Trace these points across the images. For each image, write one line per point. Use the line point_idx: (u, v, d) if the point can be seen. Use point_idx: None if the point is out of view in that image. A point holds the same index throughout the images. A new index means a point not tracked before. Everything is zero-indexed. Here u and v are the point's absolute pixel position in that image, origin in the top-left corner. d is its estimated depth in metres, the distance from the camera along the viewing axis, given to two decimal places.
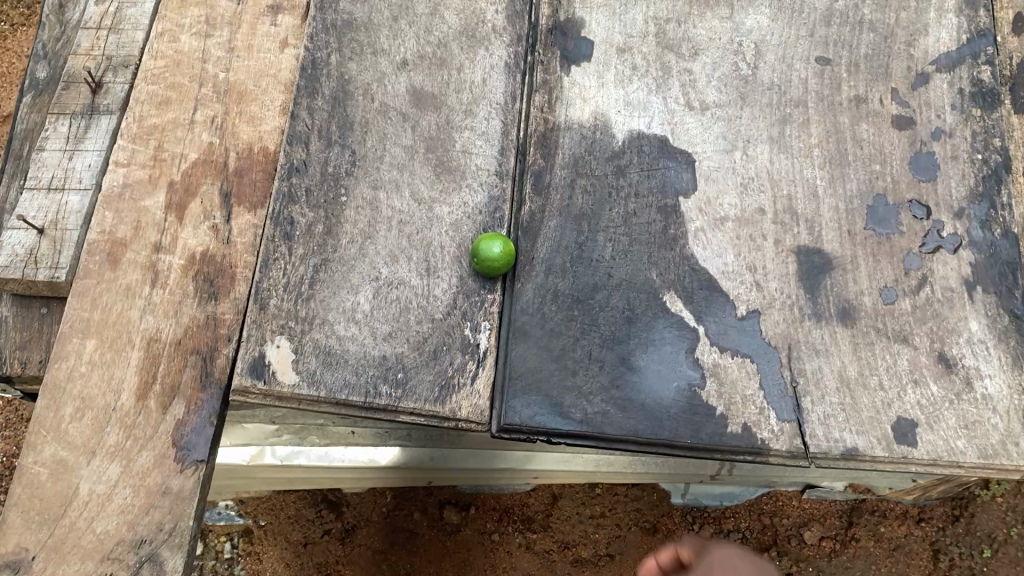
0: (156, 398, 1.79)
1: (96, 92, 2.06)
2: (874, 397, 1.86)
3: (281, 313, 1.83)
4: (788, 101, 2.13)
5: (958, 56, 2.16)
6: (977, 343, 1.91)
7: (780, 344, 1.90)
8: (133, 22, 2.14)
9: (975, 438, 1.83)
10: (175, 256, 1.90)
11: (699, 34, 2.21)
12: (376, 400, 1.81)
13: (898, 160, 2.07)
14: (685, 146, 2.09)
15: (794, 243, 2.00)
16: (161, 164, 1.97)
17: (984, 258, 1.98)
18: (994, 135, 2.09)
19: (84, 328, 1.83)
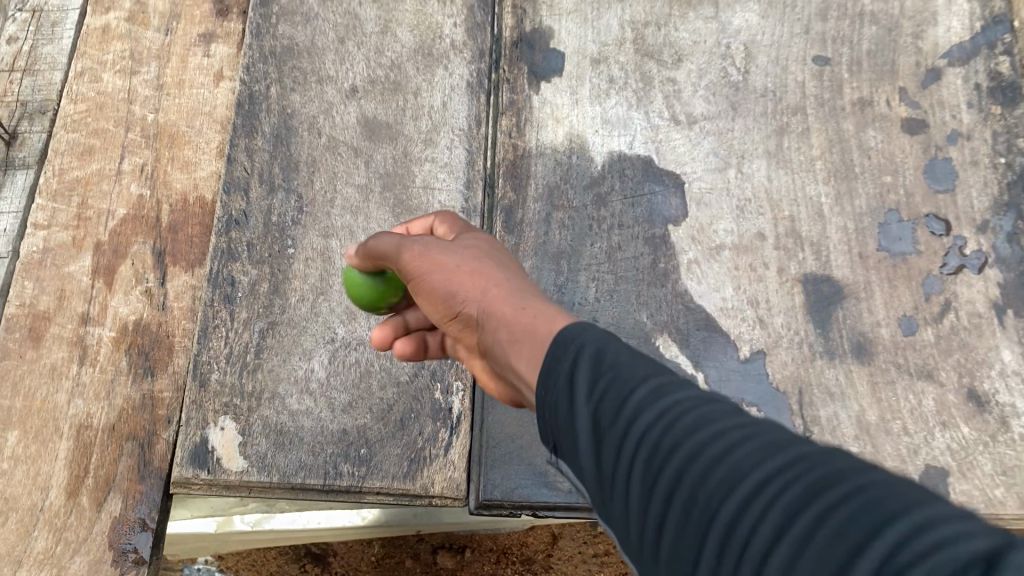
0: (89, 494, 1.59)
1: (10, 144, 1.84)
2: (898, 444, 1.66)
3: (224, 389, 1.63)
4: (785, 109, 1.90)
5: (972, 46, 1.93)
6: (1011, 376, 1.70)
7: (789, 388, 1.70)
8: (50, 61, 1.92)
9: (1014, 486, 1.62)
10: (104, 327, 1.69)
11: (681, 38, 1.98)
12: (336, 482, 1.60)
13: (911, 169, 1.85)
14: (672, 166, 1.86)
15: (799, 271, 1.77)
16: (86, 223, 1.76)
17: (1014, 276, 1.76)
18: (1019, 134, 1.85)
19: (6, 417, 1.62)
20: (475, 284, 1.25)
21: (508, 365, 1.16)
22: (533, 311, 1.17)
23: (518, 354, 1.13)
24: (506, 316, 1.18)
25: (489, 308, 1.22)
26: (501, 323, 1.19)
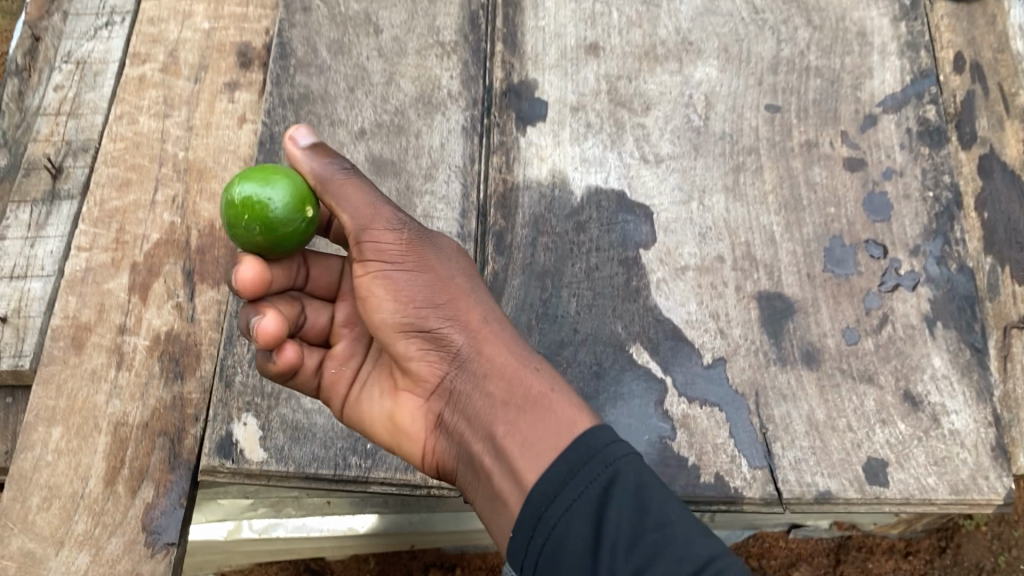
0: (125, 483, 1.77)
1: (56, 178, 2.09)
2: (843, 438, 1.87)
3: (246, 389, 1.83)
4: (741, 150, 2.16)
5: (903, 96, 2.21)
6: (941, 379, 1.93)
7: (747, 391, 1.92)
8: (92, 107, 2.18)
9: (945, 474, 1.84)
10: (139, 336, 1.90)
11: (650, 88, 2.25)
12: (345, 472, 1.79)
13: (852, 201, 2.10)
14: (643, 199, 2.11)
15: (754, 288, 2.01)
16: (123, 246, 1.98)
17: (942, 294, 2.01)
18: (944, 172, 2.12)
19: (50, 415, 1.82)
20: (467, 312, 1.59)
21: (501, 433, 1.49)
22: (532, 382, 1.52)
23: (522, 428, 1.47)
24: (508, 382, 1.54)
25: (489, 370, 1.56)
26: (503, 391, 1.53)
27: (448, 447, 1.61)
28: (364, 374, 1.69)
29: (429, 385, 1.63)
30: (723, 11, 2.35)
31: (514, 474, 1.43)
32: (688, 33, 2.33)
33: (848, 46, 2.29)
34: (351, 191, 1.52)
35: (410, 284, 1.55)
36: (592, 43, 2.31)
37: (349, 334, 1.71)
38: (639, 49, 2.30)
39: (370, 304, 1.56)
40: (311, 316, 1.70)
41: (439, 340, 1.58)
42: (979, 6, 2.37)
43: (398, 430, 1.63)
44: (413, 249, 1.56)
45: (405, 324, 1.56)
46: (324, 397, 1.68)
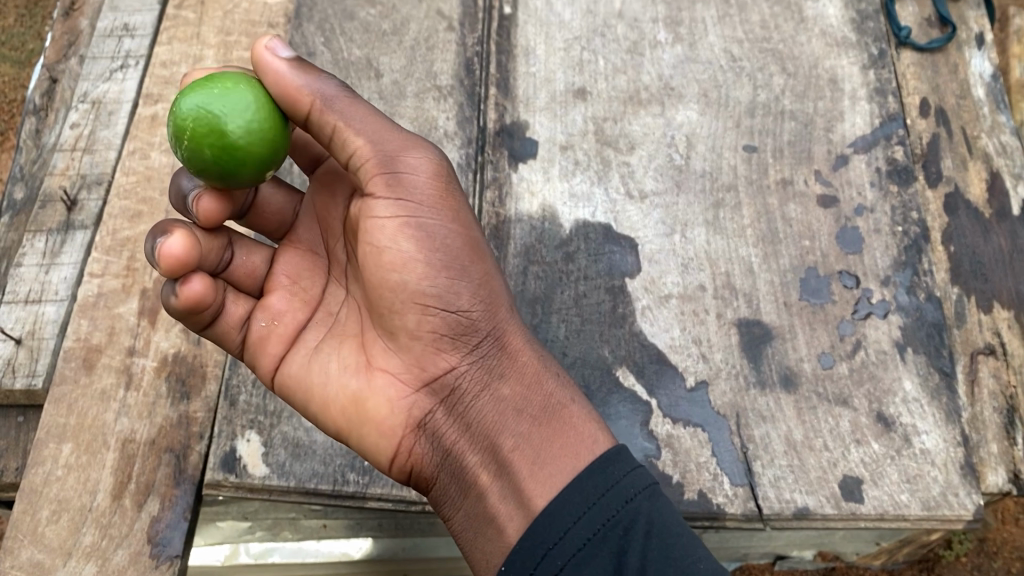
0: (131, 497, 1.84)
1: (71, 209, 2.20)
2: (820, 457, 1.95)
3: (250, 407, 1.92)
4: (720, 187, 2.29)
5: (873, 138, 2.35)
6: (912, 402, 2.01)
7: (728, 412, 2.00)
8: (106, 143, 2.30)
9: (917, 492, 1.91)
10: (148, 358, 1.99)
11: (634, 130, 2.38)
12: (343, 487, 1.85)
13: (825, 235, 2.22)
14: (628, 231, 2.23)
15: (734, 316, 2.12)
16: (133, 272, 2.08)
17: (912, 321, 2.11)
18: (912, 209, 2.24)
19: (61, 432, 1.89)
20: (498, 304, 1.65)
21: (508, 447, 1.54)
22: (551, 393, 1.60)
23: (534, 443, 1.53)
24: (525, 390, 1.61)
25: (505, 373, 1.63)
26: (518, 399, 1.60)
27: (430, 445, 1.60)
28: (314, 341, 1.67)
29: (427, 373, 1.62)
30: (703, 59, 2.50)
31: (521, 488, 1.48)
32: (670, 79, 2.47)
33: (821, 92, 2.43)
34: (376, 122, 1.55)
35: (444, 247, 1.58)
36: (580, 88, 2.45)
37: (287, 287, 1.72)
38: (624, 93, 2.44)
39: (387, 255, 1.55)
40: (243, 262, 1.72)
41: (465, 324, 1.61)
42: (941, 57, 2.53)
43: (372, 411, 1.60)
44: (453, 213, 1.61)
45: (431, 292, 1.56)
46: (258, 351, 1.68)
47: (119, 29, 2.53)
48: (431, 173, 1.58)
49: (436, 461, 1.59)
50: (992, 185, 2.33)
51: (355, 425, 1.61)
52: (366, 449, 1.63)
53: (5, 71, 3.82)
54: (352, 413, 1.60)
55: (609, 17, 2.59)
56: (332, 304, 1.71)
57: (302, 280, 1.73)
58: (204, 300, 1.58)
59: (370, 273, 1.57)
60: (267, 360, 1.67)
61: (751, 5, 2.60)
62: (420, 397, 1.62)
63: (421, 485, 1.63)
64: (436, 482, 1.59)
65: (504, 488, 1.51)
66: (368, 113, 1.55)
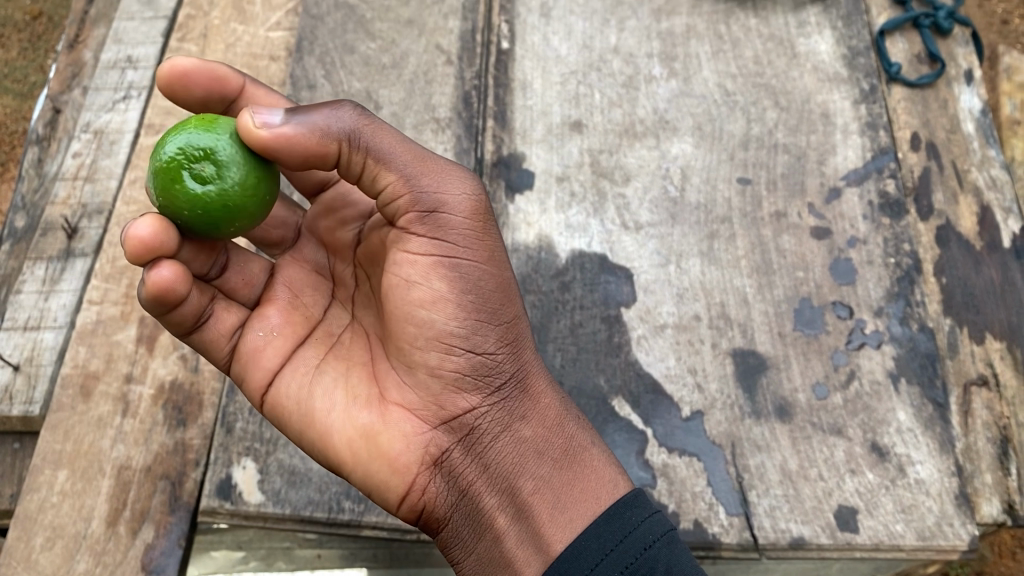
0: (126, 524, 1.83)
1: (71, 237, 2.22)
2: (815, 487, 1.95)
3: (246, 435, 1.92)
4: (715, 218, 2.32)
5: (865, 171, 2.38)
6: (906, 432, 2.02)
7: (723, 442, 2.01)
8: (107, 172, 2.32)
9: (912, 522, 1.91)
10: (145, 385, 2.00)
11: (630, 162, 2.42)
12: (339, 515, 1.84)
13: (819, 266, 2.24)
14: (623, 261, 2.25)
15: (729, 345, 2.13)
16: (132, 300, 2.10)
17: (905, 352, 2.12)
18: (904, 241, 2.26)
19: (57, 459, 1.89)
20: (523, 347, 1.60)
21: (528, 490, 1.49)
22: (571, 435, 1.57)
23: (555, 486, 1.50)
24: (546, 433, 1.56)
25: (526, 414, 1.58)
26: (539, 441, 1.55)
27: (444, 485, 1.50)
28: (317, 365, 1.56)
29: (447, 409, 1.53)
30: (697, 94, 2.54)
31: (540, 533, 1.44)
32: (664, 112, 2.51)
33: (813, 126, 2.47)
34: (411, 153, 1.45)
35: (477, 287, 1.51)
36: (577, 121, 2.48)
37: (287, 301, 1.62)
38: (620, 126, 2.48)
39: (417, 293, 1.47)
40: (238, 272, 1.64)
41: (492, 364, 1.54)
42: (931, 92, 2.57)
43: (387, 445, 1.48)
44: (488, 251, 1.52)
45: (460, 331, 1.49)
46: (250, 365, 1.54)
47: (122, 60, 2.56)
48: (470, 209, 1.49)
49: (450, 502, 1.50)
50: (983, 218, 2.36)
51: (365, 460, 1.48)
52: (371, 485, 1.50)
53: (7, 103, 3.86)
54: (362, 447, 1.48)
55: (605, 53, 2.63)
56: (334, 325, 1.63)
57: (302, 296, 1.64)
58: (173, 290, 1.42)
59: (395, 307, 1.49)
60: (259, 375, 1.54)
61: (744, 41, 2.65)
62: (436, 433, 1.52)
63: (426, 525, 1.53)
64: (446, 523, 1.51)
65: (522, 531, 1.45)
66: (401, 143, 1.45)
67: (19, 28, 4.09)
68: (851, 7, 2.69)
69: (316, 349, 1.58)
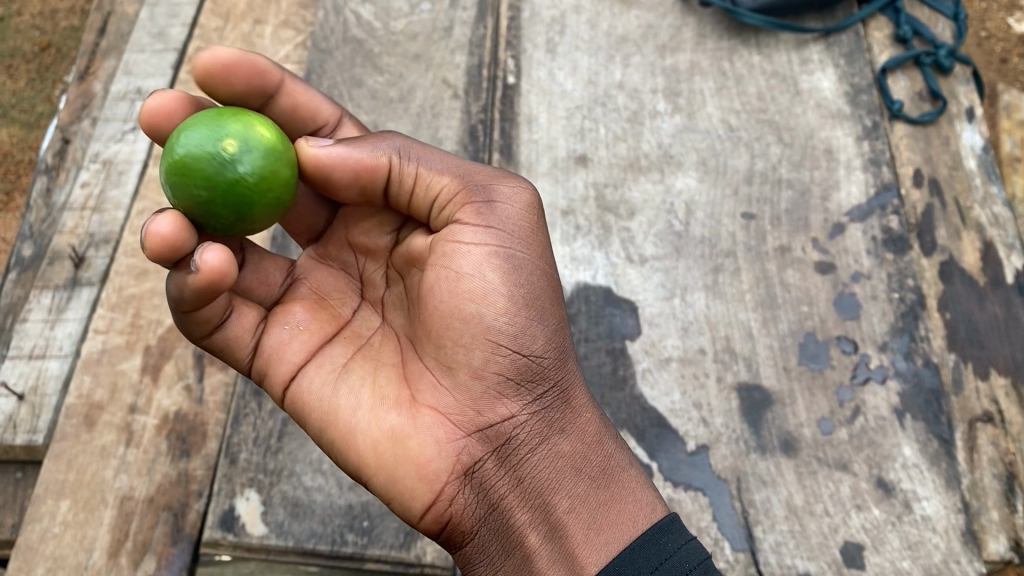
0: (128, 555, 1.82)
1: (78, 266, 2.23)
2: (821, 523, 1.94)
3: (250, 466, 1.92)
4: (719, 252, 2.33)
5: (868, 207, 2.39)
6: (912, 467, 2.01)
7: (729, 476, 2.01)
8: (115, 202, 2.34)
9: (918, 558, 1.90)
10: (149, 415, 1.99)
11: (634, 196, 2.43)
12: (342, 548, 1.82)
13: (823, 300, 2.25)
14: (628, 294, 2.26)
15: (734, 379, 2.13)
16: (138, 329, 2.10)
17: (910, 387, 2.11)
18: (908, 275, 2.27)
19: (59, 489, 1.88)
20: (567, 359, 1.57)
21: (562, 509, 1.45)
22: (610, 454, 1.52)
23: (590, 506, 1.45)
24: (585, 449, 1.52)
25: (566, 428, 1.53)
26: (577, 457, 1.51)
27: (474, 497, 1.45)
28: (346, 365, 1.52)
29: (484, 416, 1.49)
30: (701, 129, 2.57)
31: (573, 553, 1.40)
32: (669, 147, 2.53)
33: (817, 161, 2.49)
34: (459, 164, 1.54)
35: (527, 290, 1.50)
36: (582, 155, 2.50)
37: (313, 300, 1.60)
38: (625, 160, 2.50)
39: (467, 288, 1.46)
40: (254, 272, 1.61)
41: (535, 371, 1.51)
42: (933, 130, 2.59)
43: (416, 449, 1.43)
44: (539, 256, 1.54)
45: (506, 332, 1.47)
46: (272, 364, 1.50)
47: (132, 92, 2.59)
48: (521, 212, 1.53)
49: (478, 516, 1.45)
50: (986, 253, 2.37)
51: (393, 466, 1.42)
52: (395, 493, 1.44)
53: (13, 133, 3.89)
54: (391, 451, 1.43)
55: (610, 88, 2.66)
56: (362, 327, 1.60)
57: (329, 298, 1.62)
58: (224, 276, 1.34)
59: (438, 304, 1.47)
60: (283, 368, 1.50)
61: (748, 78, 2.68)
62: (470, 441, 1.47)
63: (448, 540, 1.47)
64: (472, 538, 1.46)
65: (555, 550, 1.41)
66: (451, 159, 1.54)
67: (27, 59, 4.13)
68: (854, 45, 2.72)
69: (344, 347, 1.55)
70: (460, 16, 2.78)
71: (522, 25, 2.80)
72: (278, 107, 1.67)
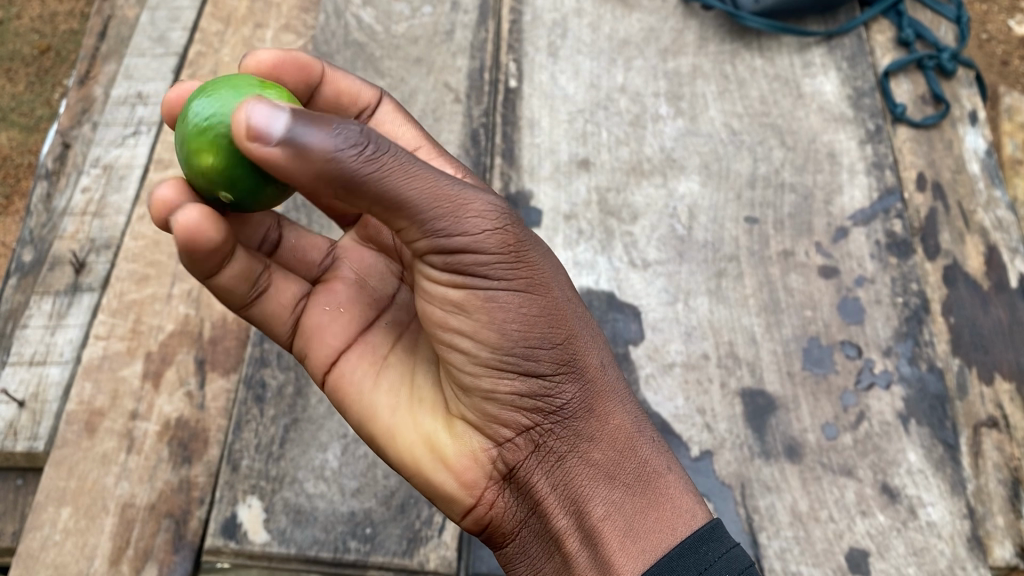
0: (130, 563, 1.81)
1: (79, 272, 2.22)
2: (826, 529, 1.93)
3: (252, 472, 1.90)
4: (722, 257, 2.32)
5: (871, 211, 2.38)
6: (917, 473, 2.00)
7: (732, 482, 2.00)
8: (116, 208, 2.33)
9: (924, 564, 1.89)
10: (150, 422, 1.98)
11: (637, 200, 2.42)
12: (345, 555, 1.81)
13: (827, 305, 2.24)
14: (631, 299, 2.25)
15: (738, 385, 2.12)
16: (139, 335, 2.09)
17: (915, 392, 2.11)
18: (912, 280, 2.26)
19: (60, 496, 1.87)
20: (589, 366, 1.45)
21: (597, 517, 1.39)
22: (646, 459, 1.45)
23: (626, 515, 1.39)
24: (617, 454, 1.44)
25: (595, 435, 1.45)
26: (610, 465, 1.43)
27: (513, 500, 1.46)
28: (391, 349, 1.54)
29: (507, 429, 1.43)
30: (703, 132, 2.56)
31: (608, 563, 1.34)
32: (671, 151, 2.52)
33: (820, 165, 2.49)
34: (427, 193, 1.18)
35: (522, 319, 1.33)
36: (584, 159, 2.49)
37: (353, 281, 1.60)
38: (627, 165, 2.49)
39: (455, 325, 1.33)
40: (293, 250, 1.63)
41: (549, 390, 1.40)
42: (937, 133, 2.58)
43: (450, 457, 1.44)
44: (530, 277, 1.32)
45: (507, 361, 1.35)
46: (313, 341, 1.54)
47: (133, 97, 2.58)
48: (499, 242, 1.26)
49: (518, 518, 1.46)
50: (990, 257, 2.37)
51: (431, 471, 1.44)
52: (437, 495, 1.47)
53: (12, 136, 3.87)
54: (428, 458, 1.44)
55: (612, 92, 2.66)
56: (402, 311, 1.60)
57: (369, 277, 1.62)
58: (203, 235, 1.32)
59: (438, 331, 1.37)
60: (324, 351, 1.53)
61: (750, 81, 2.68)
62: (500, 450, 1.44)
63: (493, 539, 1.50)
64: (514, 538, 1.47)
65: (589, 561, 1.37)
66: (412, 176, 1.17)
67: (27, 62, 4.12)
68: (856, 48, 2.71)
69: (382, 330, 1.56)
70: (461, 19, 2.77)
71: (524, 28, 2.80)
72: (320, 99, 1.66)
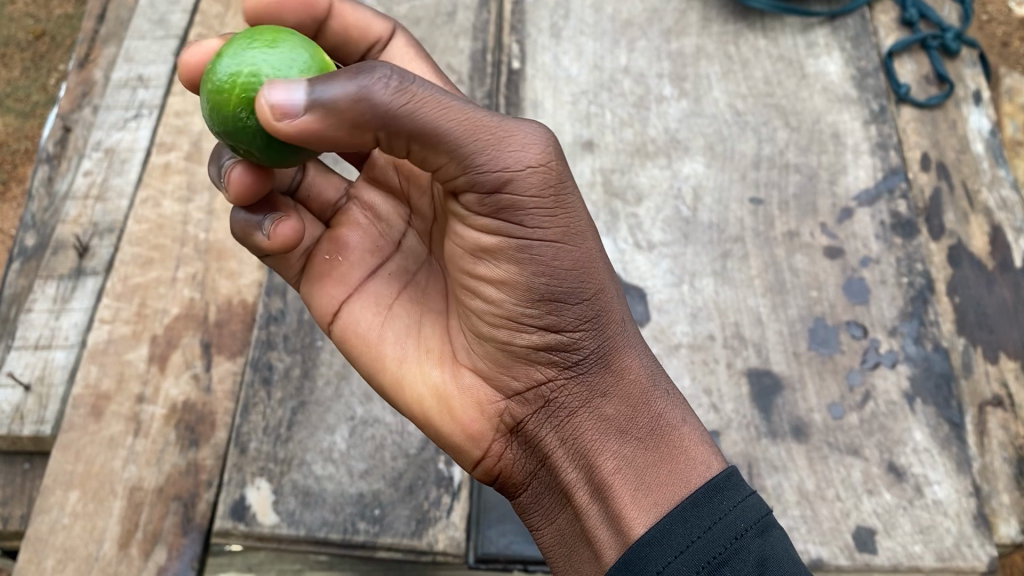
0: (138, 546, 1.81)
1: (83, 256, 2.21)
2: (832, 507, 1.93)
3: (260, 455, 1.89)
4: (727, 238, 2.32)
5: (876, 191, 2.38)
6: (922, 452, 2.01)
7: (740, 461, 1.99)
8: (119, 191, 2.32)
9: (931, 542, 1.89)
10: (157, 405, 1.97)
11: (641, 182, 2.42)
12: (354, 536, 1.81)
13: (832, 285, 2.24)
14: (637, 281, 2.25)
15: (744, 365, 2.12)
16: (144, 319, 2.09)
17: (920, 371, 2.11)
18: (916, 260, 2.26)
19: (68, 480, 1.87)
20: (611, 319, 1.42)
21: (607, 470, 1.34)
22: (658, 413, 1.39)
23: (637, 466, 1.34)
24: (630, 409, 1.39)
25: (608, 391, 1.41)
26: (621, 419, 1.39)
27: (521, 452, 1.45)
28: (399, 298, 1.53)
29: (519, 381, 1.44)
30: (708, 113, 2.56)
31: (618, 518, 1.28)
32: (676, 132, 2.52)
33: (824, 145, 2.48)
34: (472, 121, 1.18)
35: (551, 268, 1.32)
36: (588, 140, 2.49)
37: (362, 226, 1.57)
38: (632, 146, 2.49)
39: (488, 270, 1.35)
40: (310, 189, 1.61)
41: (567, 342, 1.39)
42: (940, 113, 2.58)
43: (456, 407, 1.44)
44: (566, 226, 1.30)
45: (533, 309, 1.35)
46: (317, 289, 1.52)
47: (133, 79, 2.56)
48: (538, 185, 1.24)
49: (526, 471, 1.45)
50: (994, 238, 2.37)
51: (437, 421, 1.45)
52: (447, 445, 1.48)
53: (9, 122, 3.85)
54: (434, 408, 1.45)
55: (615, 73, 2.65)
56: (409, 261, 1.57)
57: (378, 223, 1.59)
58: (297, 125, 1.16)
59: (466, 280, 1.40)
60: (326, 301, 1.51)
61: (754, 62, 2.67)
62: (511, 403, 1.45)
63: (507, 491, 1.49)
64: (526, 490, 1.46)
65: (599, 517, 1.32)
66: (447, 109, 1.16)
67: (21, 47, 4.09)
68: (860, 28, 2.70)
69: (386, 282, 1.53)
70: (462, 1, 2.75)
71: (525, 10, 2.79)
72: (329, 31, 1.57)
